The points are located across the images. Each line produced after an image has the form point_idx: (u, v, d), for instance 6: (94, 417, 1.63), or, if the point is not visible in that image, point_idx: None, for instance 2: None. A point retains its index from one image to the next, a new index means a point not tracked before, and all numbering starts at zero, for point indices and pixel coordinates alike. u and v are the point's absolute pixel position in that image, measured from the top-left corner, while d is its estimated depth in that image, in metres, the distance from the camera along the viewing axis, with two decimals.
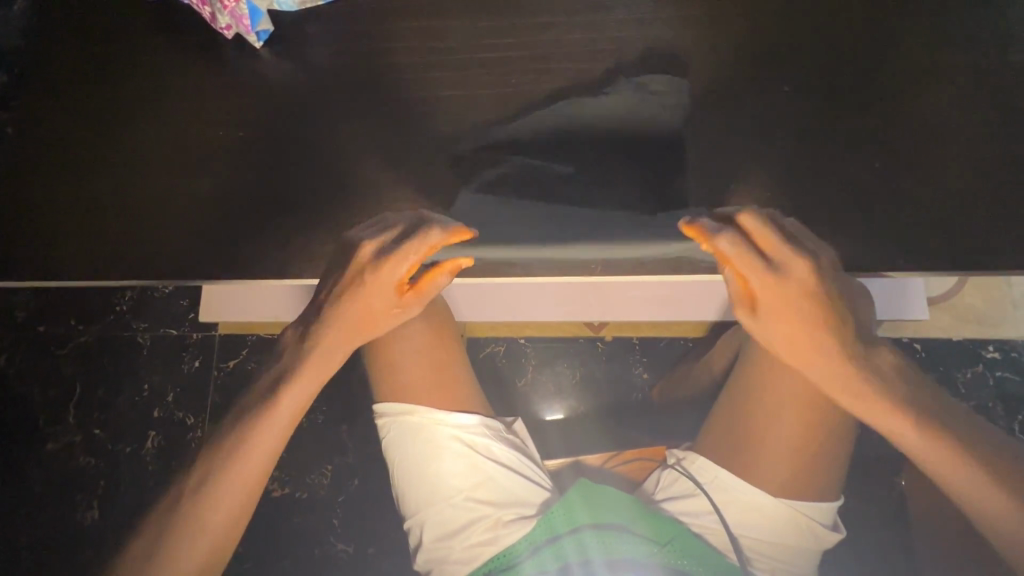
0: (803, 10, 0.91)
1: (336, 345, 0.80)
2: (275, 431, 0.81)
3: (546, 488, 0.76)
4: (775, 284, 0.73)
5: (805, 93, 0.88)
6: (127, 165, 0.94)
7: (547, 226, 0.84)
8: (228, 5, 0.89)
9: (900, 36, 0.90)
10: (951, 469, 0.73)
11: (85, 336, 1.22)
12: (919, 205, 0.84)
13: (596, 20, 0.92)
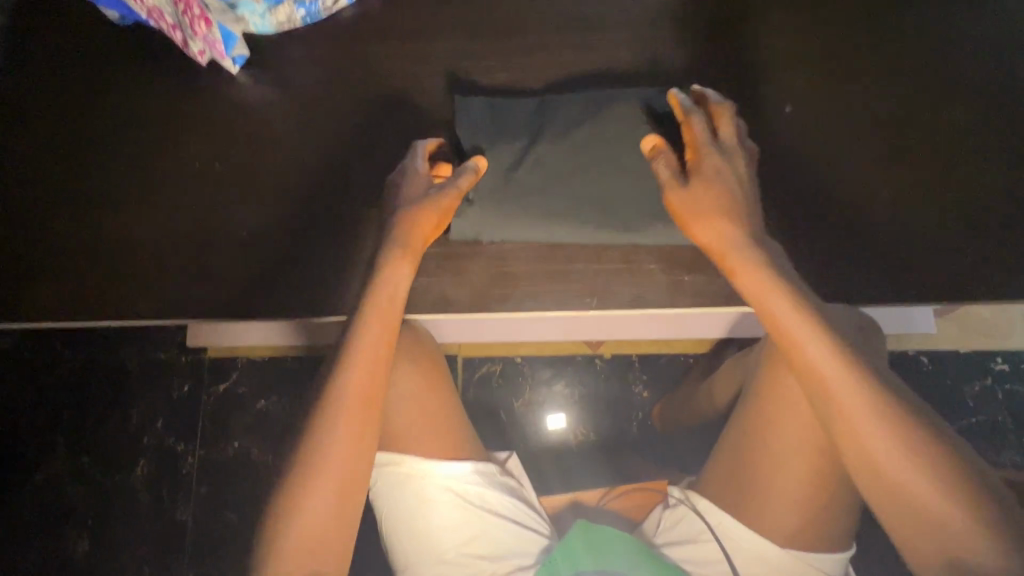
0: (848, 9, 0.80)
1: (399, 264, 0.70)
2: (360, 397, 0.65)
3: (545, 534, 0.72)
4: (718, 175, 0.68)
5: (850, 105, 0.78)
6: (87, 198, 0.84)
7: (557, 211, 0.75)
8: (197, 31, 0.79)
9: (972, 39, 0.79)
10: (895, 476, 0.55)
11: (70, 362, 1.18)
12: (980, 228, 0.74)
13: (612, 27, 0.81)
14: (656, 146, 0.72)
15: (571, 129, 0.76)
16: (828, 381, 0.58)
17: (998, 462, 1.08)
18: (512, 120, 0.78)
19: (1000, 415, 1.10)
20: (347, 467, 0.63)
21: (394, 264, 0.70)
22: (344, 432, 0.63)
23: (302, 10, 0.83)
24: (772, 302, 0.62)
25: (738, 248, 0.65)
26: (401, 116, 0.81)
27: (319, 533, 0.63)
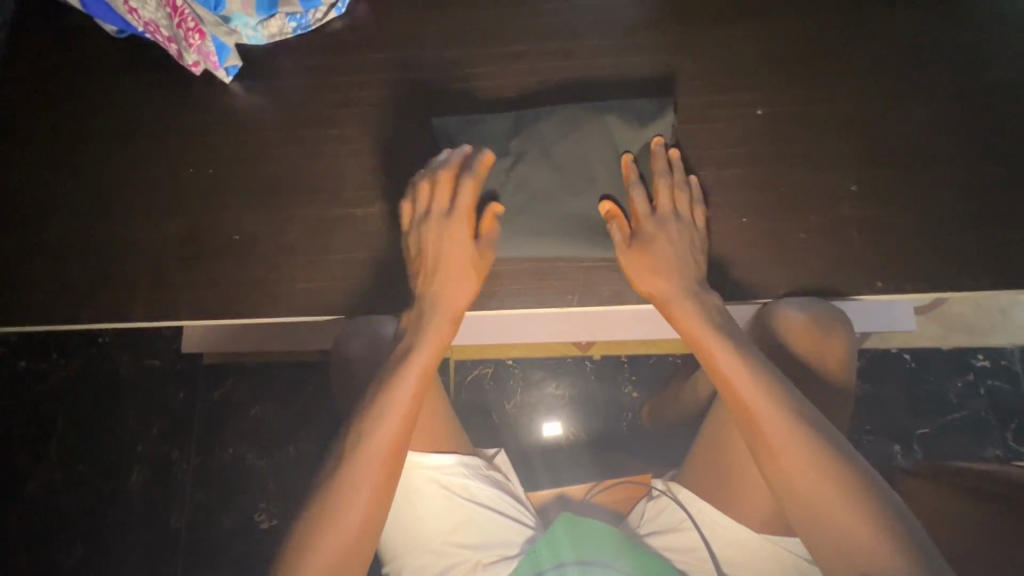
0: (816, 18, 0.84)
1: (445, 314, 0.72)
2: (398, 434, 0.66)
3: (531, 525, 0.74)
4: (661, 242, 0.73)
5: (820, 108, 0.81)
6: (83, 207, 0.86)
7: (544, 218, 0.78)
8: (192, 43, 0.82)
9: (936, 42, 0.82)
10: (835, 519, 0.58)
11: (66, 369, 1.19)
12: (947, 224, 0.77)
13: (593, 37, 0.85)
14: (608, 210, 0.76)
15: (556, 141, 0.78)
16: (762, 428, 0.62)
17: (982, 457, 1.10)
18: (496, 136, 0.79)
19: (983, 410, 1.12)
20: (370, 508, 0.64)
21: (436, 317, 0.72)
22: (369, 474, 0.64)
23: (293, 23, 0.86)
24: (716, 352, 0.66)
25: (681, 304, 0.71)
26: (391, 124, 0.84)
27: (336, 563, 0.62)
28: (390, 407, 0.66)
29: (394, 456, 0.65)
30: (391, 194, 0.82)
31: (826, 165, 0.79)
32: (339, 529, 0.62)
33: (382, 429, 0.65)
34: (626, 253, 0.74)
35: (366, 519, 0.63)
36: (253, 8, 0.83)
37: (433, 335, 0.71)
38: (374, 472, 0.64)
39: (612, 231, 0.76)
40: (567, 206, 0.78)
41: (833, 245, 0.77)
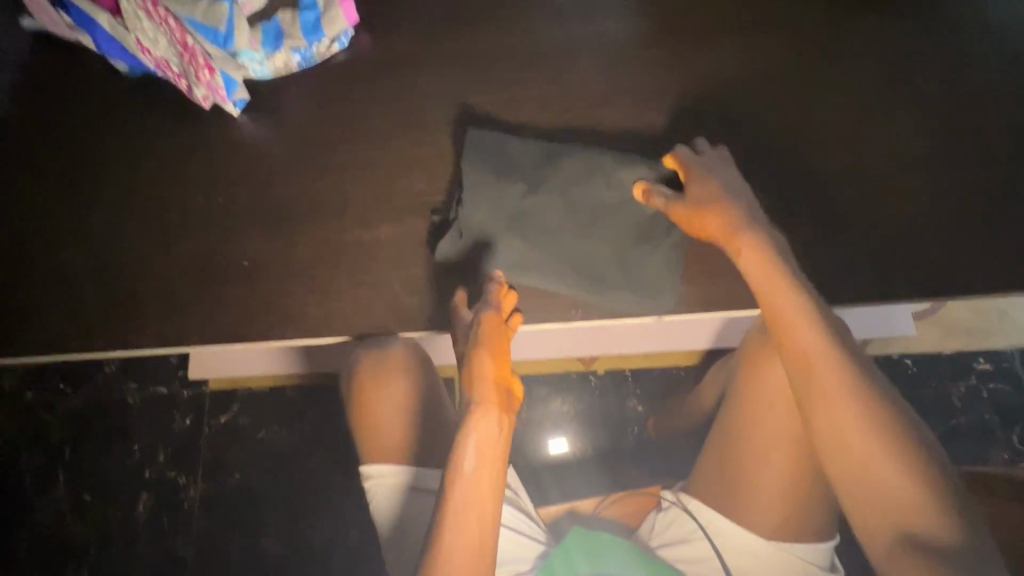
0: (799, 39, 0.88)
1: (485, 384, 0.67)
2: (495, 442, 0.66)
3: (542, 540, 0.74)
4: (708, 185, 0.74)
5: (807, 123, 0.84)
6: (94, 238, 0.88)
7: (554, 242, 0.79)
8: (202, 79, 0.85)
9: (915, 58, 0.86)
10: (864, 447, 0.59)
11: (74, 400, 1.20)
12: (940, 229, 0.78)
13: (585, 62, 0.88)
14: (643, 190, 0.77)
15: (558, 165, 0.81)
16: (805, 352, 0.63)
17: (988, 460, 1.10)
18: (514, 163, 0.82)
19: (986, 413, 1.13)
20: (481, 513, 0.63)
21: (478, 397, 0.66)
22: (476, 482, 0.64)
23: (298, 57, 0.90)
24: (766, 282, 0.67)
25: (733, 236, 0.71)
26: (394, 150, 0.87)
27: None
28: (479, 402, 0.66)
29: (496, 456, 0.66)
30: (396, 217, 0.84)
31: (818, 177, 0.81)
32: (455, 529, 0.62)
33: (477, 431, 0.65)
34: (678, 203, 0.74)
35: (479, 521, 0.63)
36: (259, 43, 0.87)
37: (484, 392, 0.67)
38: (487, 480, 0.65)
39: (653, 202, 0.76)
40: (574, 226, 0.79)
41: (834, 254, 0.78)
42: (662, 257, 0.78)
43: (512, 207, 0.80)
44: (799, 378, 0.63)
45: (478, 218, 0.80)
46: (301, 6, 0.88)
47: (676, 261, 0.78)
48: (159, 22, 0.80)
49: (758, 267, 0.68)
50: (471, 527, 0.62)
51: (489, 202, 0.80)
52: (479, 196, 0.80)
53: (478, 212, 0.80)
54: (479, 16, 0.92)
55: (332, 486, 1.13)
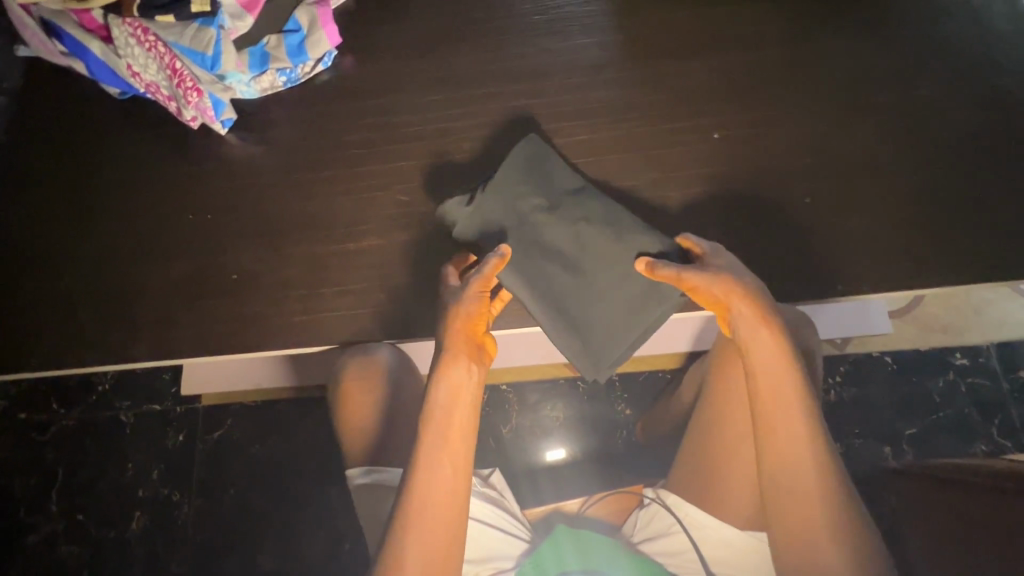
0: (764, 44, 0.90)
1: (455, 349, 0.71)
2: (466, 404, 0.70)
3: (526, 539, 0.77)
4: (730, 267, 0.72)
5: (774, 124, 0.85)
6: (87, 257, 0.91)
7: (548, 283, 0.77)
8: (190, 100, 0.88)
9: (878, 58, 0.88)
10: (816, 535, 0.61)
11: (67, 419, 1.21)
12: (908, 224, 0.80)
13: (559, 75, 0.91)
14: (646, 266, 0.74)
15: (552, 174, 0.82)
16: (787, 452, 0.63)
17: (969, 452, 1.13)
18: (530, 171, 0.82)
19: (966, 407, 1.15)
20: (455, 474, 0.66)
21: (448, 358, 0.70)
22: (445, 443, 0.67)
23: (284, 77, 0.93)
24: (768, 369, 0.66)
25: (745, 318, 0.68)
26: (377, 165, 0.90)
27: (434, 536, 0.64)
28: (448, 367, 0.70)
29: (465, 415, 0.70)
30: (380, 229, 0.87)
31: (787, 178, 0.83)
32: (428, 475, 0.65)
33: (444, 390, 0.70)
34: (698, 276, 0.70)
35: (453, 485, 0.66)
36: (245, 65, 0.90)
37: (454, 355, 0.70)
38: (458, 440, 0.68)
39: (660, 278, 0.73)
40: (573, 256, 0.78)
41: (806, 252, 0.80)
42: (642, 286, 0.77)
43: (523, 216, 0.79)
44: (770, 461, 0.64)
45: (496, 217, 0.80)
46: (285, 29, 0.91)
47: (669, 302, 0.76)
48: (148, 47, 0.85)
49: (762, 352, 0.66)
50: (446, 469, 0.66)
51: (506, 203, 0.80)
52: (498, 198, 0.80)
53: (492, 217, 0.80)
54: (456, 34, 0.96)
55: (327, 496, 1.14)
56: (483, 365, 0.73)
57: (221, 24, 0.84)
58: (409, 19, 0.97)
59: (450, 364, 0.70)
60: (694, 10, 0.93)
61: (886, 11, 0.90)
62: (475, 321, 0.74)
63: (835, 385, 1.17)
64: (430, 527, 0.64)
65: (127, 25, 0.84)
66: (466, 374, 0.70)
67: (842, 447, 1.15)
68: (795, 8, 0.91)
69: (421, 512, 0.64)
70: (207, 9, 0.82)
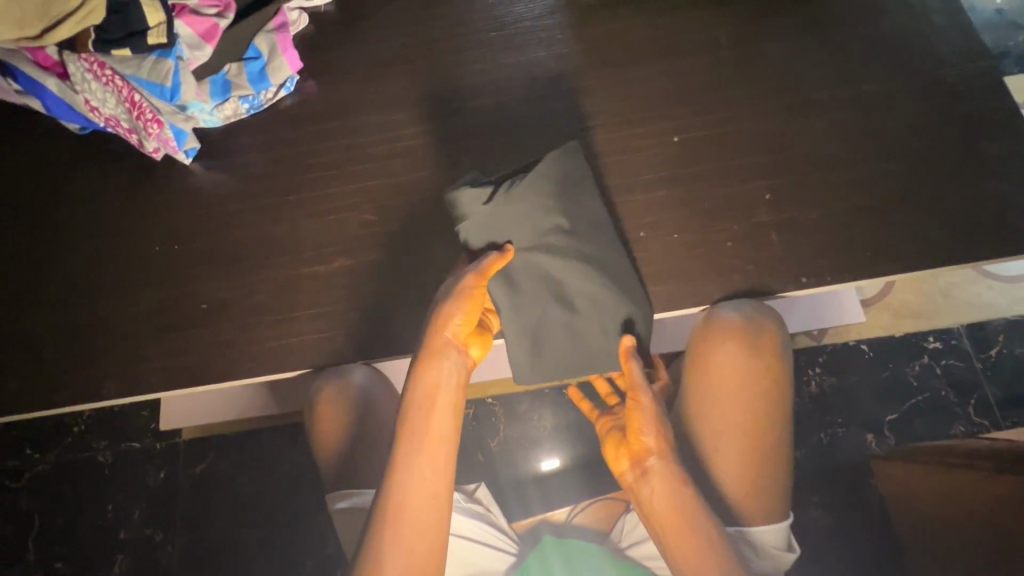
0: (718, 47, 0.92)
1: (434, 349, 0.73)
2: (446, 404, 0.73)
3: (512, 552, 0.80)
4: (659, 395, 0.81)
5: (732, 124, 0.88)
6: (53, 296, 0.89)
7: (531, 315, 0.78)
8: (151, 132, 0.88)
9: (827, 56, 0.91)
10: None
11: (42, 464, 1.17)
12: (867, 214, 0.82)
13: (521, 87, 0.93)
14: (628, 346, 0.77)
15: (565, 177, 0.81)
16: (691, 541, 0.71)
17: (948, 434, 1.15)
18: (549, 177, 0.80)
19: (943, 389, 1.17)
20: (435, 469, 0.70)
21: (424, 358, 0.73)
22: (424, 438, 0.71)
23: (246, 104, 0.93)
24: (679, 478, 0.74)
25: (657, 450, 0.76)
26: (345, 186, 0.90)
27: (416, 529, 0.69)
28: (425, 365, 0.73)
29: (445, 411, 0.72)
30: (352, 249, 0.87)
31: (749, 175, 0.85)
32: (407, 472, 0.70)
33: (421, 389, 0.72)
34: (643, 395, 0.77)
35: (436, 479, 0.70)
36: (207, 94, 0.90)
37: (430, 356, 0.73)
38: (438, 440, 0.71)
39: (627, 366, 0.77)
40: (562, 286, 0.78)
41: (770, 247, 0.82)
42: (610, 319, 0.78)
43: (540, 230, 0.78)
44: (675, 531, 0.73)
45: (511, 230, 0.78)
46: (246, 57, 0.91)
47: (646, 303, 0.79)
48: (105, 82, 0.85)
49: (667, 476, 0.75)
50: (424, 465, 0.70)
51: (522, 213, 0.78)
52: (516, 205, 0.78)
53: (501, 227, 0.78)
54: (418, 53, 0.97)
55: (316, 524, 1.12)
56: (463, 364, 0.75)
57: (179, 55, 0.84)
58: (370, 40, 0.98)
59: (427, 365, 0.73)
60: (647, 18, 0.95)
61: (828, 11, 0.93)
62: (462, 322, 0.74)
63: (815, 376, 1.19)
64: (413, 521, 0.69)
65: (82, 60, 0.83)
66: (446, 371, 0.73)
67: (828, 438, 1.16)
68: (744, 11, 0.94)
69: (402, 508, 0.69)
70: (164, 41, 0.81)
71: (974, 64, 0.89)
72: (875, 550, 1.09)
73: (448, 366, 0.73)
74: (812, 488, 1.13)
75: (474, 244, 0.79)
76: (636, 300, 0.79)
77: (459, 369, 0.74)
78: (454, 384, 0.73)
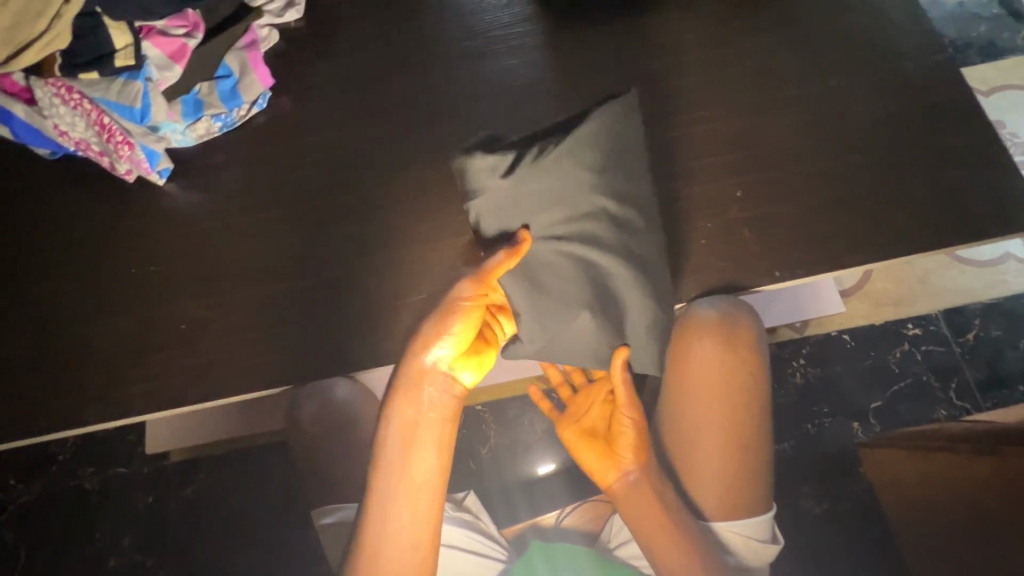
0: (685, 48, 0.94)
1: (411, 382, 0.71)
2: (426, 435, 0.72)
3: (501, 558, 0.80)
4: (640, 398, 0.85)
5: (703, 123, 0.89)
6: (29, 324, 0.88)
7: (538, 316, 0.71)
8: (122, 154, 0.88)
9: (791, 53, 0.93)
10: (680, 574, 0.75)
11: (25, 495, 1.15)
12: (837, 206, 0.84)
13: (493, 95, 0.94)
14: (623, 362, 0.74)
15: (612, 144, 0.73)
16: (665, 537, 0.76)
17: (931, 418, 1.17)
18: (591, 144, 0.71)
19: (924, 374, 1.19)
20: (414, 500, 0.71)
21: (400, 391, 0.71)
22: (402, 469, 0.71)
23: (219, 122, 0.93)
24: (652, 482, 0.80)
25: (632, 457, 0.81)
26: (323, 200, 0.90)
27: (399, 551, 0.71)
28: (400, 400, 0.71)
29: (424, 444, 0.72)
30: (332, 262, 0.86)
31: (721, 173, 0.86)
32: (385, 502, 0.71)
33: (397, 423, 0.71)
34: (628, 408, 0.79)
35: (415, 507, 0.71)
36: (179, 114, 0.89)
37: (405, 390, 0.71)
38: (417, 472, 0.71)
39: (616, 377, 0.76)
40: (575, 281, 0.71)
41: (745, 243, 0.83)
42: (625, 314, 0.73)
43: (570, 208, 0.71)
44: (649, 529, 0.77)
45: (538, 207, 0.71)
46: (217, 76, 0.92)
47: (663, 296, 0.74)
48: (74, 106, 0.85)
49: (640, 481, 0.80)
50: (402, 498, 0.71)
51: (554, 189, 0.70)
52: (545, 179, 0.70)
53: (521, 206, 0.70)
54: (390, 64, 0.97)
55: (309, 541, 1.10)
56: (444, 394, 0.72)
57: (148, 77, 0.84)
58: (342, 53, 0.99)
59: (403, 398, 0.71)
60: (615, 22, 0.97)
61: (791, 10, 0.95)
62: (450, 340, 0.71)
63: (800, 368, 1.20)
64: (393, 544, 0.71)
65: (49, 85, 0.83)
66: (424, 403, 0.72)
67: (815, 428, 1.17)
68: (708, 12, 0.96)
69: (384, 531, 0.71)
70: (132, 63, 0.82)
71: (933, 57, 0.91)
72: (864, 537, 1.10)
73: (426, 399, 0.72)
74: (803, 480, 1.14)
75: (485, 228, 0.73)
76: (653, 290, 0.73)
77: (439, 399, 0.72)
78: (433, 415, 0.72)
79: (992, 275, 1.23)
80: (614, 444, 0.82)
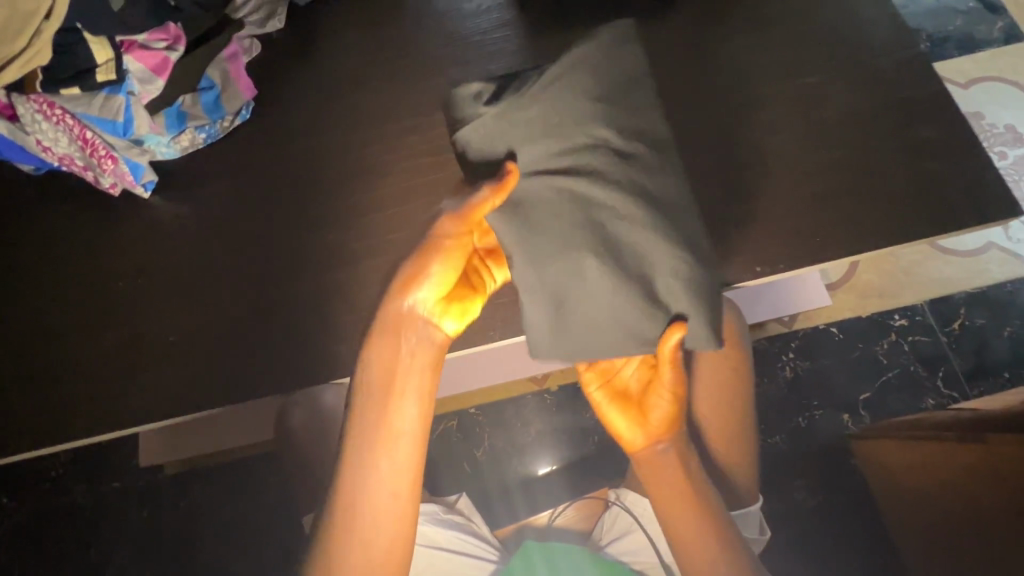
0: (663, 50, 0.95)
1: (388, 325, 0.71)
2: (403, 382, 0.72)
3: (494, 559, 0.81)
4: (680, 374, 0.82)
5: (682, 123, 0.90)
6: (17, 341, 0.88)
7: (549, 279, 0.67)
8: (105, 167, 0.88)
9: (767, 52, 0.94)
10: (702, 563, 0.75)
11: (18, 513, 1.14)
12: (818, 201, 0.85)
13: None
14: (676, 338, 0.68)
15: (614, 80, 0.69)
16: (687, 523, 0.76)
17: (920, 408, 1.18)
18: (586, 71, 0.69)
19: (911, 364, 1.21)
20: (391, 453, 0.71)
21: (380, 335, 0.71)
22: (380, 418, 0.71)
23: (203, 134, 0.94)
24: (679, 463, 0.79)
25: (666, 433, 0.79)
26: (308, 208, 0.90)
27: (377, 517, 0.71)
28: (379, 343, 0.71)
29: (401, 391, 0.72)
30: (320, 269, 0.87)
31: (703, 171, 0.87)
32: (361, 460, 0.70)
33: (375, 369, 0.71)
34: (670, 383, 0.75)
35: (392, 464, 0.71)
36: (162, 127, 0.90)
37: (384, 333, 0.71)
38: (393, 422, 0.71)
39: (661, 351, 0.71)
40: (586, 230, 0.66)
41: (728, 240, 0.84)
42: (642, 264, 0.67)
43: (569, 134, 0.67)
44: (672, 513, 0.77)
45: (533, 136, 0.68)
46: (200, 88, 0.93)
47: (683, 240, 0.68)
48: (57, 121, 0.85)
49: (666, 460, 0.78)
50: (377, 451, 0.71)
51: (548, 116, 0.68)
52: (538, 106, 0.68)
53: (511, 136, 0.68)
54: (372, 72, 0.98)
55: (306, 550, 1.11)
56: (422, 339, 0.72)
57: (130, 90, 0.85)
58: (324, 63, 1.00)
59: (383, 341, 0.71)
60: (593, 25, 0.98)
61: (765, 10, 0.97)
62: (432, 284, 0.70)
63: (789, 361, 1.22)
64: (370, 514, 0.70)
65: (32, 102, 0.84)
66: (401, 347, 0.71)
67: (806, 421, 1.18)
68: (684, 13, 0.97)
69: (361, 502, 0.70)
70: (113, 77, 0.83)
71: (905, 52, 0.93)
72: (858, 527, 1.11)
73: (405, 344, 0.72)
74: (795, 472, 1.15)
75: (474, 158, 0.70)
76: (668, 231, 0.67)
77: (418, 344, 0.72)
78: (411, 361, 0.72)
79: (974, 265, 1.25)
80: (647, 417, 0.79)
